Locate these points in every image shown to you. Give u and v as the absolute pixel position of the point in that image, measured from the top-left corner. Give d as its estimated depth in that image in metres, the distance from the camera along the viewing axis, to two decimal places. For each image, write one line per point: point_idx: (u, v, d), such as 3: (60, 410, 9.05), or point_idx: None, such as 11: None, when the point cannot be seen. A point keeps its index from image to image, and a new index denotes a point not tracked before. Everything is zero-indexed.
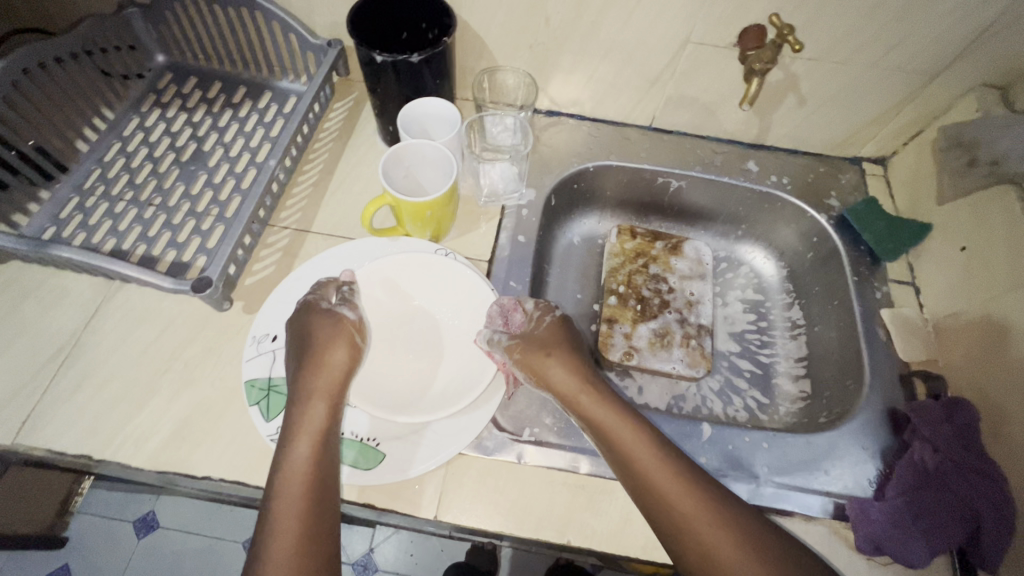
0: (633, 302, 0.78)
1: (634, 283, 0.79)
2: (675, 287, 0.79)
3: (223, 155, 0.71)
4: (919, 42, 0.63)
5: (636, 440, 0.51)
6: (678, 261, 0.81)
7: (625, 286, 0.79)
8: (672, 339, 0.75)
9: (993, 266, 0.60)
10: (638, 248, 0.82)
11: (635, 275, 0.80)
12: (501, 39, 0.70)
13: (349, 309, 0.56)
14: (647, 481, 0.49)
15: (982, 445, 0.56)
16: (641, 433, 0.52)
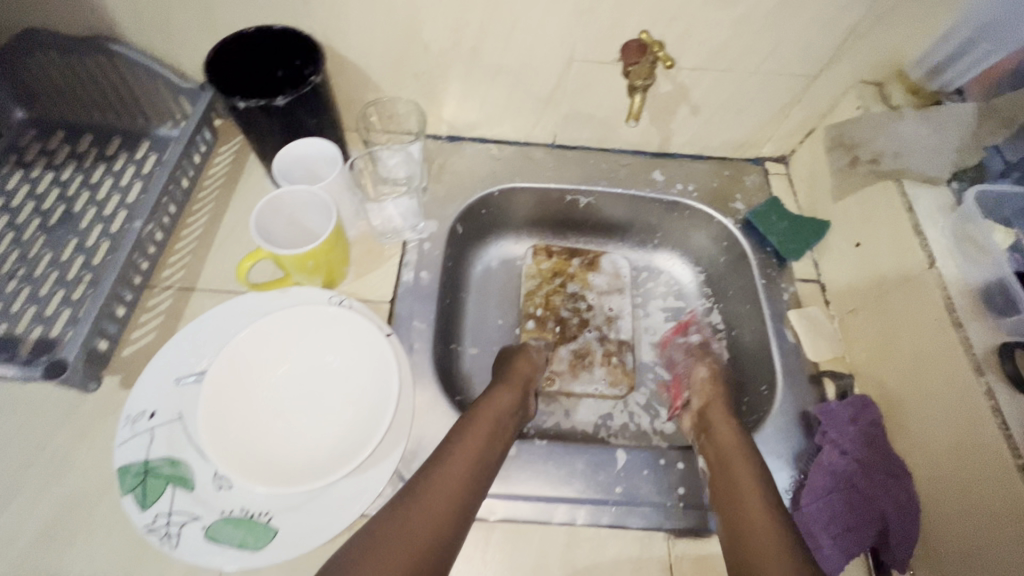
0: (552, 325, 0.77)
1: (551, 304, 0.78)
2: (593, 304, 0.78)
3: (95, 216, 0.67)
4: (793, 46, 0.63)
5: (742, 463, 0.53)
6: (595, 277, 0.80)
7: (543, 308, 0.77)
8: (593, 359, 0.75)
9: (883, 261, 0.61)
10: (553, 268, 0.80)
11: (552, 297, 0.78)
12: (383, 69, 0.67)
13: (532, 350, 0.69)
14: (736, 488, 0.51)
15: (887, 442, 0.56)
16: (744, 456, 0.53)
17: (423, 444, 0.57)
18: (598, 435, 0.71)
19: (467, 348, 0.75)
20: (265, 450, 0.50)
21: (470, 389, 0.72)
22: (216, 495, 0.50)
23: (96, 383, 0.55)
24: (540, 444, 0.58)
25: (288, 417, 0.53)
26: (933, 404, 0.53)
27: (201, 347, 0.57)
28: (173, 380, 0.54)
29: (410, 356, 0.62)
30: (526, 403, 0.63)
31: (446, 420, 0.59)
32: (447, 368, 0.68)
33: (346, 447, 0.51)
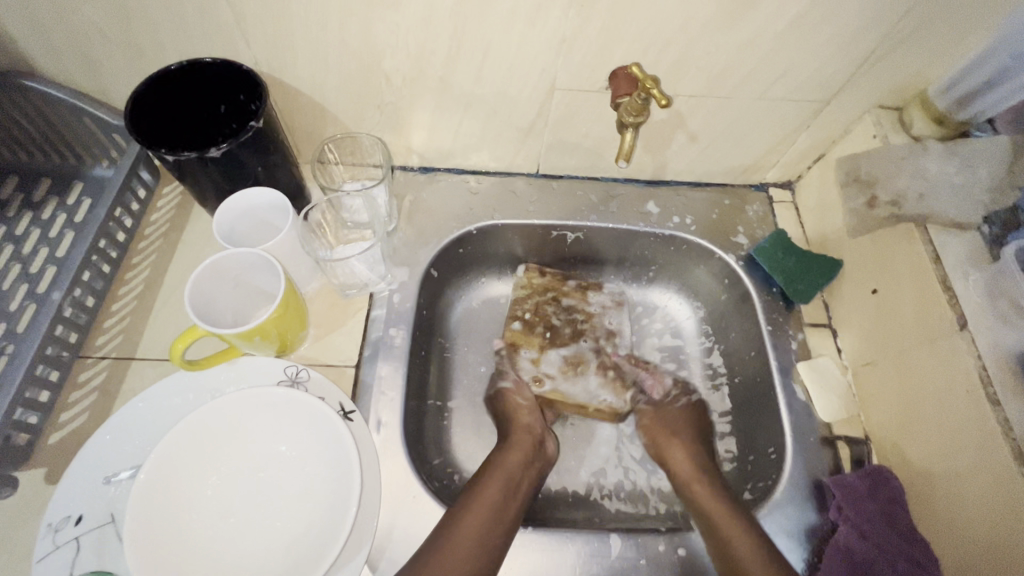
0: (541, 329, 0.70)
1: (541, 320, 0.71)
2: (592, 319, 0.72)
3: (20, 274, 0.57)
4: (804, 71, 0.56)
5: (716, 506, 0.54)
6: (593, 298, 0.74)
7: (531, 313, 0.71)
8: (586, 367, 0.69)
9: (904, 314, 0.54)
10: (546, 284, 0.73)
11: (542, 307, 0.72)
12: (340, 102, 0.59)
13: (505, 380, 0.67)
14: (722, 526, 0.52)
15: (911, 523, 0.50)
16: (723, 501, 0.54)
17: (393, 536, 0.51)
18: (591, 499, 0.64)
19: (448, 403, 0.68)
20: (212, 563, 0.44)
21: (451, 449, 0.65)
22: None
23: (11, 486, 0.48)
24: (527, 529, 0.53)
25: (230, 529, 0.47)
26: (961, 487, 0.47)
27: (135, 438, 0.49)
28: (103, 479, 0.47)
29: (377, 430, 0.55)
30: (541, 453, 0.60)
31: (419, 504, 0.53)
32: (421, 432, 0.61)
33: (303, 555, 0.45)
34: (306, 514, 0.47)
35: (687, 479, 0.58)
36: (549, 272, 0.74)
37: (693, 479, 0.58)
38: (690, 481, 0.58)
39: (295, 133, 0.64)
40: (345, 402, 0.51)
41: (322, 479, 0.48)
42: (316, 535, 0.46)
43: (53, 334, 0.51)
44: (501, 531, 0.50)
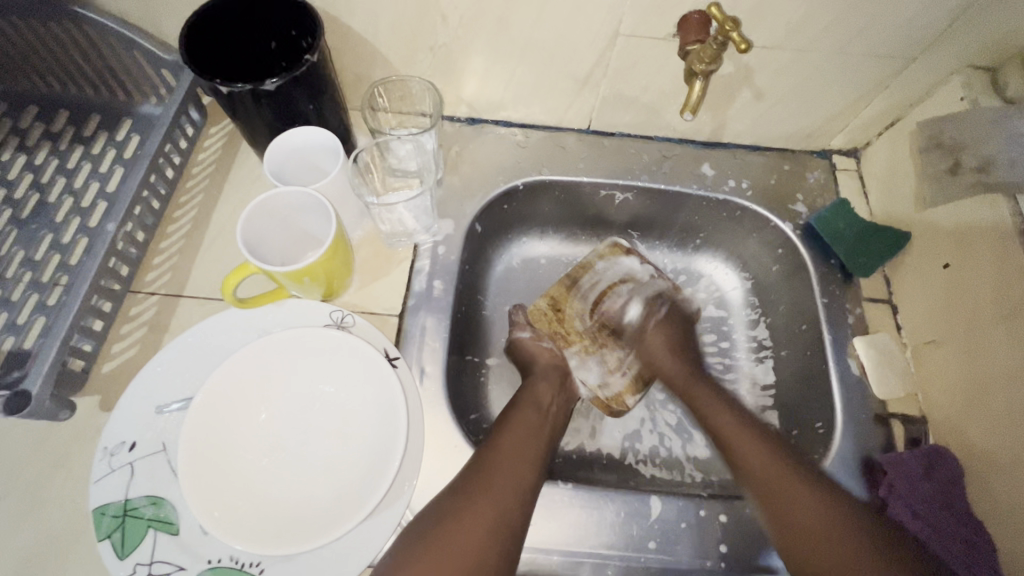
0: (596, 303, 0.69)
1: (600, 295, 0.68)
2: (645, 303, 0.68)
3: (72, 208, 0.58)
4: (893, 20, 0.52)
5: (738, 434, 0.54)
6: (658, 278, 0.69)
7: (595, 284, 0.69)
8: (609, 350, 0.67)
9: (979, 289, 0.51)
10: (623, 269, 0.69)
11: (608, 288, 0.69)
12: (393, 42, 0.57)
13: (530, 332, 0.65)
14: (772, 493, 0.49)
15: (967, 504, 0.49)
16: (786, 462, 0.50)
17: (433, 483, 0.51)
18: (626, 462, 0.64)
19: (486, 359, 0.68)
20: (258, 493, 0.45)
21: (487, 405, 0.65)
22: (203, 542, 0.44)
23: (68, 411, 0.49)
24: (565, 486, 0.53)
25: (272, 466, 0.47)
26: None
27: (185, 372, 0.50)
28: (155, 409, 0.48)
29: (421, 380, 0.55)
30: (568, 390, 0.61)
31: (459, 454, 0.52)
32: (459, 385, 0.61)
33: (348, 493, 0.45)
34: (347, 457, 0.47)
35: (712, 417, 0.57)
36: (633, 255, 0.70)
37: (718, 414, 0.57)
38: (711, 418, 0.57)
39: (343, 76, 0.62)
40: (389, 347, 0.50)
41: (365, 424, 0.48)
42: (361, 475, 0.46)
43: (107, 266, 0.52)
44: (541, 448, 0.53)
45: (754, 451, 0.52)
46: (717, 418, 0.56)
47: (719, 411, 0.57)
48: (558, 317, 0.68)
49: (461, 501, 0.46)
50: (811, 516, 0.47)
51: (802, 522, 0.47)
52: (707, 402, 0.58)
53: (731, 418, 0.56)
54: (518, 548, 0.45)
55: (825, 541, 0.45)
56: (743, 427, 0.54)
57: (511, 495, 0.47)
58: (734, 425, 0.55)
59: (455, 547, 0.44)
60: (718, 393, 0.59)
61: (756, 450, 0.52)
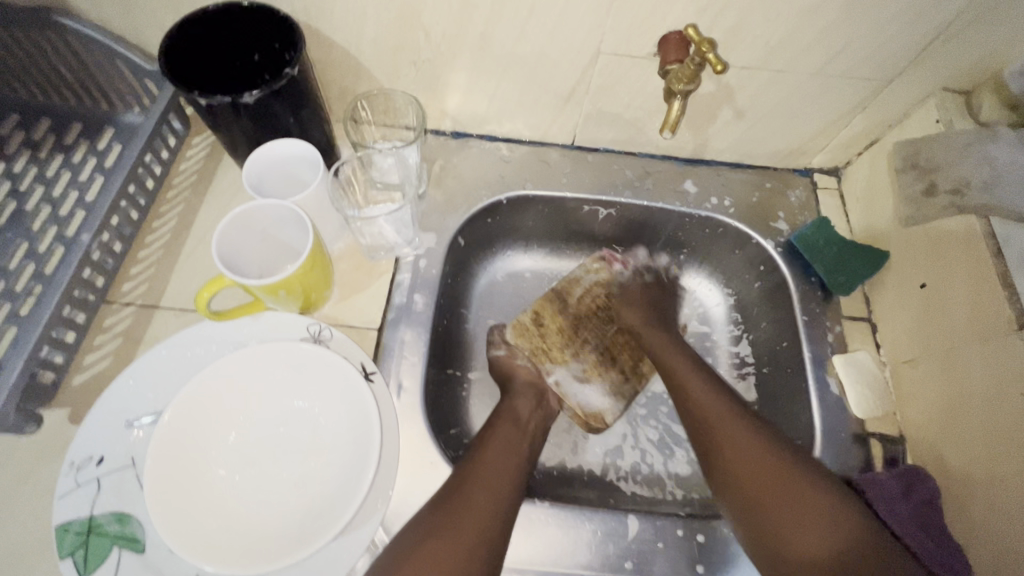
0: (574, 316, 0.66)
1: (586, 310, 0.67)
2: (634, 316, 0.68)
3: (49, 217, 0.57)
4: (869, 43, 0.53)
5: (727, 420, 0.53)
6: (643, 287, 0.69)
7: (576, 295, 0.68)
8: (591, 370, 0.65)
9: (954, 309, 0.52)
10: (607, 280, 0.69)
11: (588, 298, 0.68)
12: (376, 56, 0.57)
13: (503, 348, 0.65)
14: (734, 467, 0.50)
15: (944, 526, 0.49)
16: (772, 449, 0.50)
17: (409, 501, 0.50)
18: (607, 479, 0.63)
19: (467, 374, 0.67)
20: (229, 510, 0.44)
21: (467, 419, 0.65)
22: (169, 560, 0.43)
23: (36, 423, 0.48)
24: (543, 504, 0.52)
25: (244, 482, 0.46)
26: (1007, 496, 0.45)
27: (157, 385, 0.49)
28: (124, 423, 0.47)
29: (399, 395, 0.54)
30: (547, 404, 0.61)
31: (435, 471, 0.52)
32: (439, 401, 0.60)
33: (320, 510, 0.45)
34: (321, 473, 0.47)
35: (699, 402, 0.56)
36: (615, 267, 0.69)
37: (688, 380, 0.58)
38: (702, 404, 0.55)
39: (328, 88, 0.62)
40: (366, 362, 0.50)
41: (340, 440, 0.47)
42: (333, 492, 0.45)
43: (81, 276, 0.51)
44: (520, 462, 0.52)
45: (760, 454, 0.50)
46: (701, 398, 0.56)
47: (696, 382, 0.57)
48: (541, 334, 0.65)
49: (441, 515, 0.46)
50: (818, 546, 0.44)
51: (820, 544, 0.44)
52: (702, 393, 0.56)
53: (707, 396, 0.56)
54: (499, 561, 0.45)
55: (805, 523, 0.45)
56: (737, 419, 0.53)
57: (492, 508, 0.47)
58: (719, 409, 0.54)
59: (436, 559, 0.43)
60: (701, 374, 0.58)
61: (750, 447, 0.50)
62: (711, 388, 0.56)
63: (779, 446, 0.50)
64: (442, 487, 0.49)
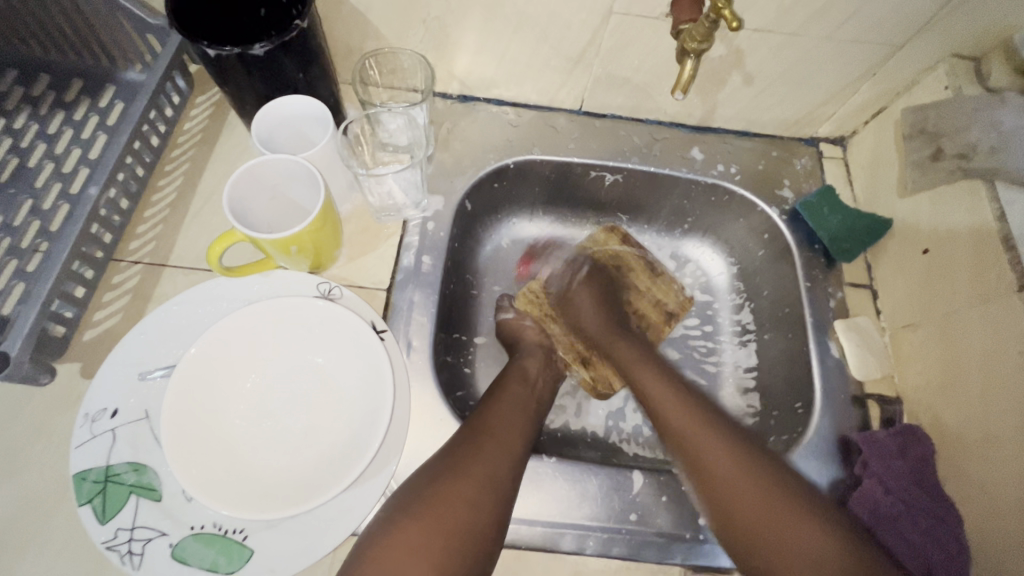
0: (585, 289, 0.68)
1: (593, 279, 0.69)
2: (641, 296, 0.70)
3: (53, 174, 0.56)
4: (883, 5, 0.52)
5: (693, 426, 0.51)
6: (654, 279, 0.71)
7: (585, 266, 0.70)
8: None
9: (955, 272, 0.53)
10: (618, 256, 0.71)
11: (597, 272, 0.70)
12: (385, 13, 0.56)
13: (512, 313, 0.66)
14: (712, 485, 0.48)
15: (936, 480, 0.51)
16: (707, 428, 0.51)
17: (419, 455, 0.51)
18: (609, 441, 0.65)
19: (474, 338, 0.68)
20: (240, 461, 0.45)
21: (474, 381, 0.65)
22: (186, 509, 0.44)
23: (49, 376, 0.49)
24: (550, 460, 0.54)
25: (255, 437, 0.47)
26: (1000, 448, 0.46)
27: (169, 340, 0.49)
28: (138, 376, 0.48)
29: (409, 354, 0.55)
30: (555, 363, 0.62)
31: (445, 427, 0.53)
32: (446, 362, 0.61)
33: (335, 460, 0.46)
34: (333, 428, 0.48)
35: (664, 408, 0.54)
36: (628, 244, 0.71)
37: (657, 395, 0.55)
38: (662, 415, 0.54)
39: (334, 47, 0.61)
40: (376, 320, 0.50)
41: (351, 395, 0.48)
42: (347, 444, 0.46)
43: (90, 232, 0.51)
44: (529, 418, 0.54)
45: (746, 486, 0.46)
46: (666, 412, 0.54)
47: (650, 380, 0.57)
48: (548, 301, 0.68)
49: (454, 463, 0.47)
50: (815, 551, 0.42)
51: (806, 545, 0.43)
52: (655, 387, 0.56)
53: (668, 396, 0.55)
54: (509, 508, 0.46)
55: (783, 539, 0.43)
56: (683, 410, 0.53)
57: (502, 458, 0.48)
58: (674, 401, 0.54)
59: (450, 504, 0.44)
60: (651, 365, 0.58)
61: (732, 470, 0.47)
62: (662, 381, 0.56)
63: (755, 469, 0.47)
64: (453, 438, 0.50)
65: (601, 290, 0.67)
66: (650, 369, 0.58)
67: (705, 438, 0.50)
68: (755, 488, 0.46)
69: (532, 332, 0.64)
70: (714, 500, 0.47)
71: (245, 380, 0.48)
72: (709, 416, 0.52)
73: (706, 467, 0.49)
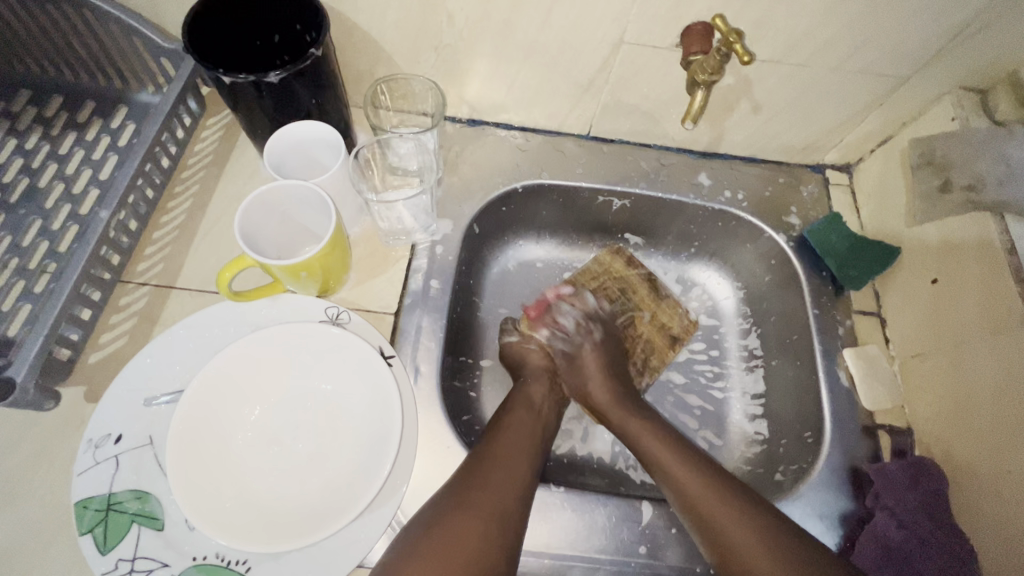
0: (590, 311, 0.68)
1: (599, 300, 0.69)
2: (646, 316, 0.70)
3: (63, 195, 0.57)
4: (891, 38, 0.53)
5: (665, 450, 0.53)
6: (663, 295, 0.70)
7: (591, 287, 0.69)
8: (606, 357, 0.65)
9: (966, 302, 0.53)
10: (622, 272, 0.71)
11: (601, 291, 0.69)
12: (398, 40, 0.57)
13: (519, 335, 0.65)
14: (699, 505, 0.48)
15: (951, 515, 0.50)
16: (691, 462, 0.51)
17: (425, 484, 0.51)
18: (616, 468, 0.64)
19: (480, 361, 0.67)
20: (244, 488, 0.45)
21: (479, 405, 0.65)
22: (189, 539, 0.43)
23: (53, 400, 0.48)
24: (558, 490, 0.53)
25: (260, 464, 0.46)
26: (1015, 483, 0.46)
27: (176, 364, 0.49)
28: (143, 401, 0.47)
29: (415, 379, 0.55)
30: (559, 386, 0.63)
31: (452, 455, 0.52)
32: (452, 387, 0.61)
33: (340, 489, 0.45)
34: (338, 455, 0.47)
35: (654, 450, 0.53)
36: (632, 263, 0.71)
37: (641, 433, 0.55)
38: (663, 458, 0.52)
39: (346, 72, 0.62)
40: (385, 346, 0.50)
41: (358, 422, 0.48)
42: (353, 472, 0.46)
43: (99, 254, 0.51)
44: (536, 447, 0.53)
45: (722, 510, 0.46)
46: (671, 470, 0.51)
47: (647, 431, 0.55)
48: (553, 320, 0.65)
49: (462, 494, 0.46)
50: None
51: None
52: (637, 423, 0.56)
53: (652, 429, 0.55)
54: (517, 540, 0.45)
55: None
56: (663, 442, 0.53)
57: (511, 489, 0.48)
58: (656, 438, 0.54)
59: (457, 537, 0.43)
60: (638, 411, 0.58)
61: (695, 484, 0.49)
62: (645, 418, 0.56)
63: (728, 497, 0.47)
64: (461, 468, 0.49)
65: (611, 357, 0.64)
66: (637, 415, 0.57)
67: (682, 469, 0.50)
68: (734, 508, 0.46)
69: (538, 356, 0.63)
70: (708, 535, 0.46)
71: (251, 405, 0.48)
72: (689, 448, 0.53)
73: (705, 511, 0.47)
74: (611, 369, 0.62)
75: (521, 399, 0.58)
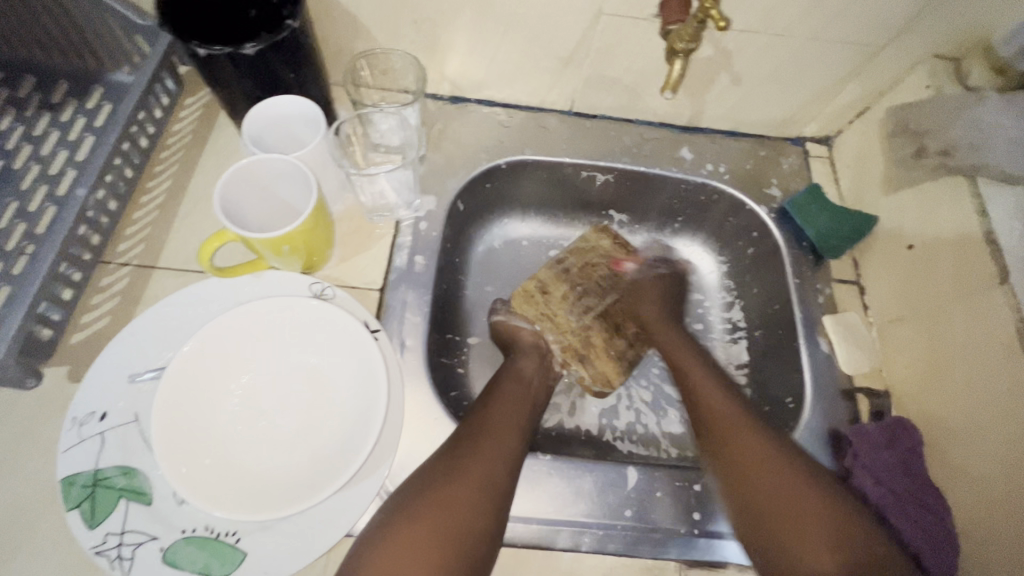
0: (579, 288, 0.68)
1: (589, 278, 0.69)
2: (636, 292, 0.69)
3: (39, 176, 0.56)
4: (867, 6, 0.54)
5: (729, 417, 0.52)
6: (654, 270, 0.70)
7: (577, 265, 0.70)
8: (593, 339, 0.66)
9: (941, 265, 0.54)
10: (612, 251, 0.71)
11: (591, 269, 0.70)
12: (376, 13, 0.56)
13: (513, 320, 0.65)
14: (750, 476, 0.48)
15: (926, 471, 0.51)
16: (748, 421, 0.51)
17: (414, 454, 0.51)
18: (604, 439, 0.65)
19: (467, 339, 0.68)
20: (231, 463, 0.45)
21: (467, 382, 0.65)
22: (177, 512, 0.43)
23: (36, 379, 0.48)
24: (545, 458, 0.53)
25: (246, 441, 0.46)
26: (987, 438, 0.47)
27: (160, 341, 0.49)
28: (127, 378, 0.47)
29: (401, 353, 0.55)
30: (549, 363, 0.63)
31: (440, 426, 0.53)
32: (439, 363, 0.61)
33: (329, 461, 0.45)
34: (326, 429, 0.47)
35: (710, 404, 0.55)
36: (620, 242, 0.72)
37: (699, 381, 0.57)
38: (700, 396, 0.56)
39: (325, 48, 0.62)
40: (370, 319, 0.50)
41: (344, 396, 0.48)
42: (342, 444, 0.46)
43: (77, 234, 0.50)
44: (524, 419, 0.54)
45: (791, 478, 0.46)
46: (713, 403, 0.54)
47: (709, 388, 0.56)
48: (544, 299, 0.67)
49: (449, 463, 0.47)
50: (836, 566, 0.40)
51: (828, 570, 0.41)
52: (712, 391, 0.56)
53: (719, 397, 0.55)
54: (505, 508, 0.46)
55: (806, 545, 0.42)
56: (731, 410, 0.53)
57: (500, 458, 0.48)
58: (732, 411, 0.53)
59: (444, 504, 0.44)
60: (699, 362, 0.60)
61: (779, 466, 0.47)
62: (722, 390, 0.56)
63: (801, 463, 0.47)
64: (450, 438, 0.50)
65: (665, 291, 0.69)
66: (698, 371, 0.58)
67: (767, 451, 0.49)
68: (795, 473, 0.47)
69: (526, 338, 0.63)
70: (754, 517, 0.46)
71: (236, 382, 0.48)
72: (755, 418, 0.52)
73: (747, 467, 0.48)
74: (670, 300, 0.68)
75: (510, 374, 0.58)
